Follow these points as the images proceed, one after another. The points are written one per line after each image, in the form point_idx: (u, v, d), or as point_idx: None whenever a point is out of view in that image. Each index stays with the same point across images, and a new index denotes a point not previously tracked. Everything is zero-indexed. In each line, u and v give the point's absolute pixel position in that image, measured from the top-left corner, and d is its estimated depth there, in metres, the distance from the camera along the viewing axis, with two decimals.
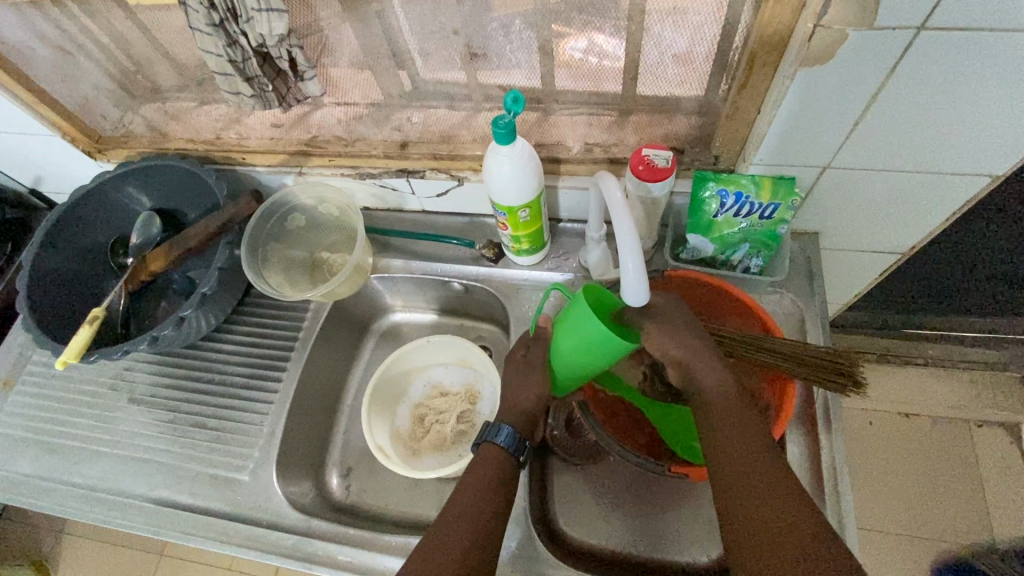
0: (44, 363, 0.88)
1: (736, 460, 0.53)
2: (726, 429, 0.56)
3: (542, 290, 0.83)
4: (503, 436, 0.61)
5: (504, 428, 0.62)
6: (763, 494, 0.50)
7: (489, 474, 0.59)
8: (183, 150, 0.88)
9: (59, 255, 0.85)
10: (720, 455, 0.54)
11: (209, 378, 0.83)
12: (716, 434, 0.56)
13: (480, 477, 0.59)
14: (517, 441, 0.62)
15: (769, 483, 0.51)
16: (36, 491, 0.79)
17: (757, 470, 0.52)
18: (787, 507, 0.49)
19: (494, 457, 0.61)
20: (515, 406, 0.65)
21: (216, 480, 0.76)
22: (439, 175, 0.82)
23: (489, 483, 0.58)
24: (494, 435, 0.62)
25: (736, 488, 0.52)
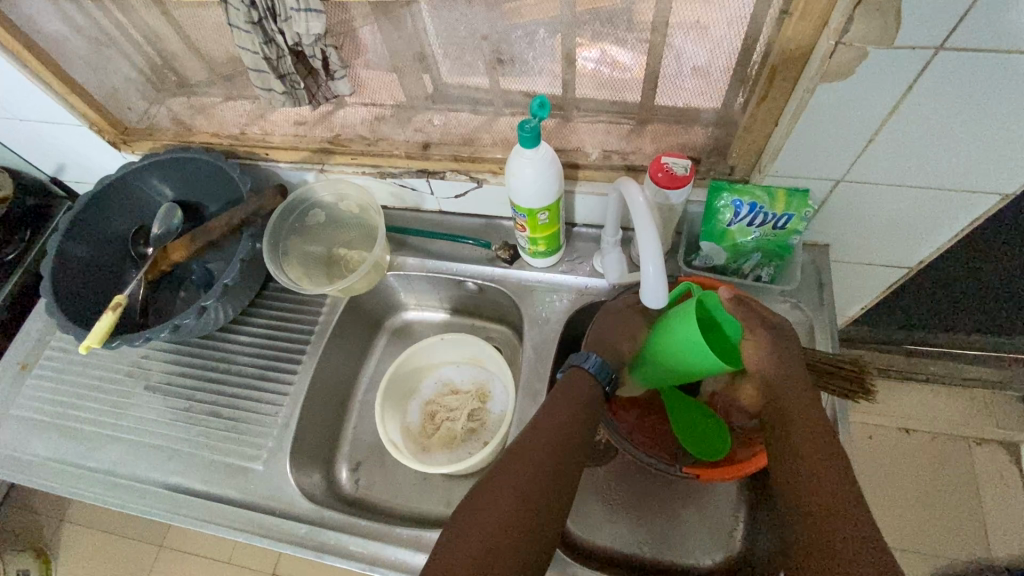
0: (62, 348, 0.90)
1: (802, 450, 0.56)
2: (794, 414, 0.59)
3: (555, 292, 0.85)
4: (591, 363, 0.66)
5: (593, 356, 0.67)
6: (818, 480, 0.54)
7: (570, 407, 0.63)
8: (206, 143, 0.89)
9: (83, 242, 0.86)
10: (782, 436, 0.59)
11: (225, 368, 0.84)
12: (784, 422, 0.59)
13: (565, 404, 0.63)
14: (605, 370, 0.66)
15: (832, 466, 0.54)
16: (51, 472, 0.80)
17: (820, 453, 0.55)
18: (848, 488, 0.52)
19: (581, 383, 0.66)
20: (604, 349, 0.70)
21: (230, 468, 0.77)
22: (459, 176, 0.83)
23: (568, 411, 0.62)
24: (582, 361, 0.67)
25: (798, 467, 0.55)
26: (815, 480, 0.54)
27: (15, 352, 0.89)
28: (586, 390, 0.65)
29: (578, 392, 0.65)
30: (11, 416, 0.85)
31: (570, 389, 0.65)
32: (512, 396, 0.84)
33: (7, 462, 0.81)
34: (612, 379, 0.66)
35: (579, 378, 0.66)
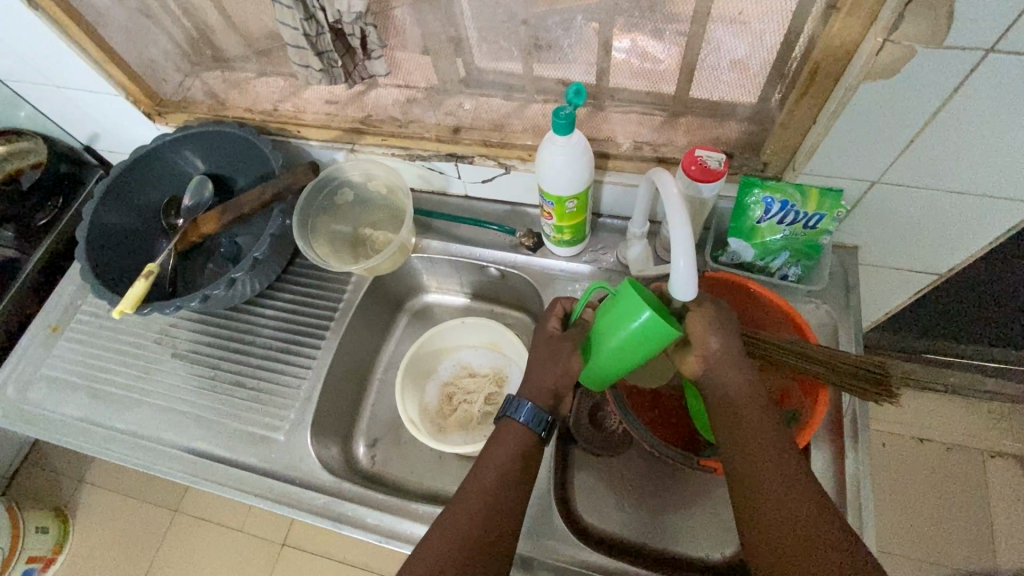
0: (92, 312, 0.92)
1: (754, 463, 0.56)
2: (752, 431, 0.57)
3: (577, 282, 0.85)
4: (523, 412, 0.63)
5: (525, 404, 0.63)
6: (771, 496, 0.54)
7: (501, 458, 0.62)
8: (239, 118, 0.90)
9: (117, 210, 0.88)
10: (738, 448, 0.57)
11: (251, 340, 0.86)
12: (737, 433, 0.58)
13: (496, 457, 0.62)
14: (539, 417, 0.63)
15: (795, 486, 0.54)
16: (79, 431, 0.82)
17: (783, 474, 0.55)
18: (812, 513, 0.52)
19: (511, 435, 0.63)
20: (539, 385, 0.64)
21: (252, 436, 0.79)
22: (487, 162, 0.82)
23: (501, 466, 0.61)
24: (515, 412, 0.63)
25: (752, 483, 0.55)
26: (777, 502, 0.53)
27: (48, 313, 0.92)
28: (517, 442, 0.62)
29: (509, 445, 0.62)
30: (42, 376, 0.87)
31: (499, 441, 0.63)
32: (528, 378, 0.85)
33: (37, 420, 0.84)
34: (547, 424, 0.63)
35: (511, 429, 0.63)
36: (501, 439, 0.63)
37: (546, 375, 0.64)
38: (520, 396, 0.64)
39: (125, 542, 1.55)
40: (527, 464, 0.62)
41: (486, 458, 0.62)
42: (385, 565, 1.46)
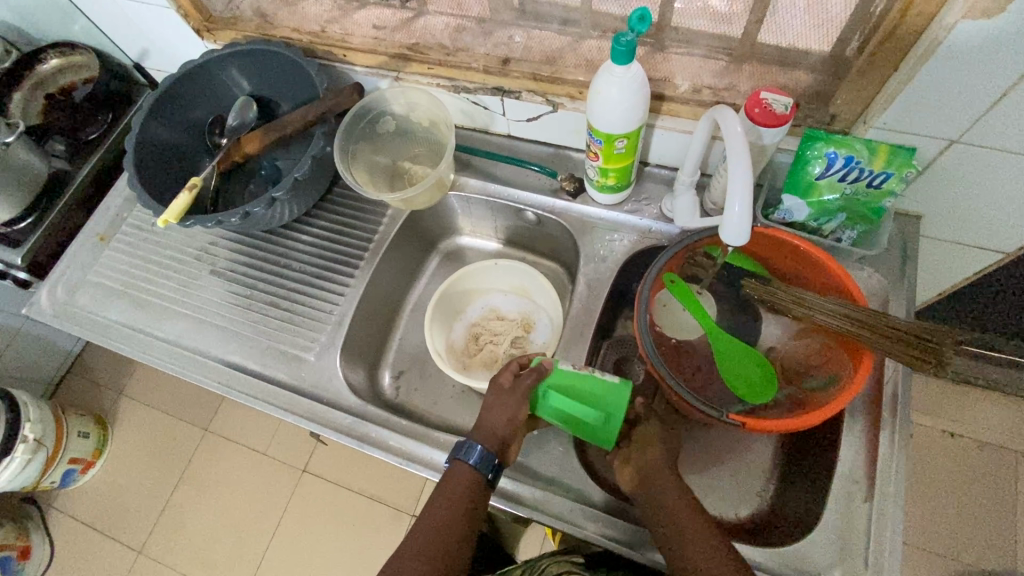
0: (138, 225, 0.94)
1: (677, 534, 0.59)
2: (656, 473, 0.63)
3: (616, 232, 0.82)
4: (474, 457, 0.64)
5: (475, 448, 0.64)
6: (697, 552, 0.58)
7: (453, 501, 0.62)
8: (287, 38, 0.88)
9: (165, 125, 0.89)
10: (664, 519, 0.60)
11: (286, 263, 0.87)
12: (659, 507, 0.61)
13: (446, 505, 0.62)
14: (488, 462, 0.64)
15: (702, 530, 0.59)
16: (122, 337, 0.85)
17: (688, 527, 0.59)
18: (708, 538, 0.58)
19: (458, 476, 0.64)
20: (489, 429, 0.66)
21: (284, 354, 0.81)
22: (535, 98, 0.79)
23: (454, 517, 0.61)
24: (466, 455, 0.64)
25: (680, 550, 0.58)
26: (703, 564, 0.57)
27: (95, 223, 0.95)
28: (467, 487, 0.63)
29: (458, 491, 0.63)
30: (89, 281, 0.90)
31: (450, 484, 0.63)
32: (558, 314, 0.84)
33: (83, 322, 0.87)
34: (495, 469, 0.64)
35: (459, 473, 0.64)
36: (453, 482, 0.64)
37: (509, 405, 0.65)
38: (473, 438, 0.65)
39: (158, 453, 1.65)
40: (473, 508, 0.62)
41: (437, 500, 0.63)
42: (398, 500, 1.51)
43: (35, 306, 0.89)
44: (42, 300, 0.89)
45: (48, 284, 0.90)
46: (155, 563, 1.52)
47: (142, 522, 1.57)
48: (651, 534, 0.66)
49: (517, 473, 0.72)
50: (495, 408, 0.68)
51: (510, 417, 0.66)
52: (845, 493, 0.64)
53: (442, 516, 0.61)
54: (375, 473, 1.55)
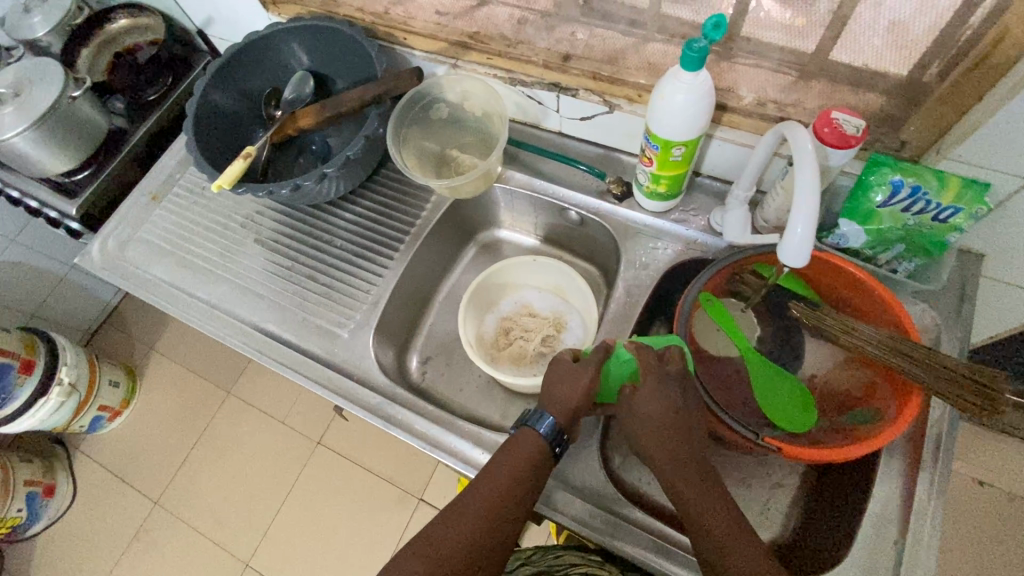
0: (189, 188, 0.97)
1: (694, 508, 0.58)
2: (682, 475, 0.59)
3: (659, 240, 0.81)
4: (544, 427, 0.63)
5: (547, 419, 0.63)
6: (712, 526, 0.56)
7: (518, 471, 0.61)
8: (350, 17, 0.89)
9: (224, 92, 0.90)
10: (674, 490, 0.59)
11: (328, 240, 0.88)
12: (669, 479, 0.60)
13: (511, 470, 0.61)
14: (556, 434, 0.63)
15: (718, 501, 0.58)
16: (166, 295, 0.88)
17: (706, 495, 0.58)
18: (726, 517, 0.57)
19: (524, 441, 0.63)
20: (562, 404, 0.63)
21: (319, 328, 0.82)
22: (592, 97, 0.79)
23: (519, 481, 0.61)
24: (537, 424, 0.63)
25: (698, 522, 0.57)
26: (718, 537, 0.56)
27: (149, 182, 0.97)
28: (535, 454, 0.62)
29: (525, 458, 0.62)
30: (139, 238, 0.93)
31: (517, 450, 0.62)
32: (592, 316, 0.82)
33: (130, 277, 0.90)
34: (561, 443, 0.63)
35: (528, 442, 0.63)
36: (518, 448, 0.63)
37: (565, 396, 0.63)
38: (545, 408, 0.64)
39: (182, 409, 1.70)
40: (538, 476, 0.62)
41: (502, 464, 0.62)
42: (407, 482, 1.53)
43: (86, 257, 0.91)
44: (92, 252, 0.92)
45: (100, 236, 0.93)
46: (170, 515, 1.57)
47: (162, 473, 1.63)
48: (669, 548, 0.66)
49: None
50: (566, 382, 0.64)
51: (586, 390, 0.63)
52: (875, 532, 0.62)
53: (504, 482, 0.60)
54: (388, 454, 1.57)
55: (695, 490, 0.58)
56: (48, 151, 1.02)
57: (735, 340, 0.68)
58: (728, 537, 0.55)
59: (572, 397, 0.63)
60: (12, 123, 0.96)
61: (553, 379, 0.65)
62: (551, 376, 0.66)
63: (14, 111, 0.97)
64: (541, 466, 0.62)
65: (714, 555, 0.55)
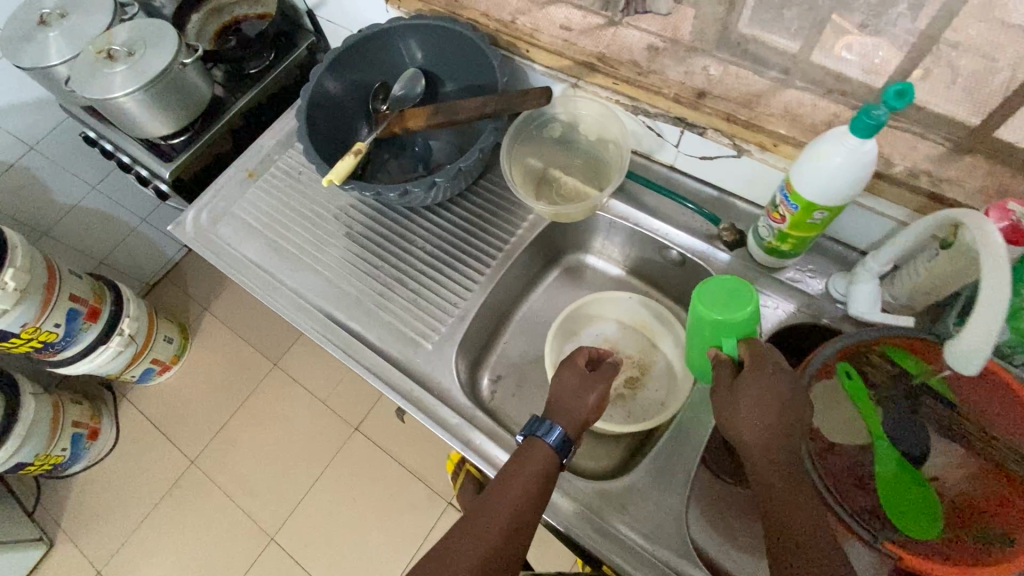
0: (285, 171, 0.96)
1: (782, 504, 0.55)
2: (766, 465, 0.57)
3: (766, 297, 0.77)
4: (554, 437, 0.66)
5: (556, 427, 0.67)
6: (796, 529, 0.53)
7: (530, 477, 0.62)
8: (473, 20, 0.86)
9: (337, 81, 0.89)
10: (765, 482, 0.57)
11: (419, 244, 0.87)
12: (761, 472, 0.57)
13: (524, 474, 0.63)
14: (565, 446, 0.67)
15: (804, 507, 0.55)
16: (254, 276, 0.88)
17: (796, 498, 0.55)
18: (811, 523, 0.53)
19: (535, 452, 0.65)
20: (571, 415, 0.69)
21: (403, 336, 0.81)
22: (720, 138, 0.75)
23: (532, 488, 0.62)
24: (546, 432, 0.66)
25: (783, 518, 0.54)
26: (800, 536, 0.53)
27: (246, 158, 0.97)
28: (546, 462, 0.64)
29: (538, 464, 0.64)
30: (232, 214, 0.93)
31: (529, 458, 0.64)
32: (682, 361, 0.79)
33: (220, 252, 0.90)
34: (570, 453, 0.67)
35: (538, 449, 0.65)
36: (530, 456, 0.65)
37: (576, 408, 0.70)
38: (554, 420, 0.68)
39: (227, 374, 1.73)
40: (548, 484, 0.63)
41: (515, 472, 0.63)
42: (437, 483, 1.52)
43: (179, 226, 0.92)
44: (185, 222, 0.92)
45: (195, 207, 0.93)
46: (203, 476, 1.61)
47: (201, 434, 1.66)
48: None
49: (612, 523, 0.69)
50: (578, 393, 0.71)
51: (595, 402, 0.71)
52: None
53: (520, 490, 0.61)
54: (422, 450, 1.57)
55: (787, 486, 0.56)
56: (151, 113, 1.02)
57: (864, 421, 0.64)
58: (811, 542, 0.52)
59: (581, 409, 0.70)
60: (123, 82, 0.97)
61: (565, 389, 0.71)
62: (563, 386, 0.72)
63: (126, 70, 0.98)
64: (550, 474, 0.64)
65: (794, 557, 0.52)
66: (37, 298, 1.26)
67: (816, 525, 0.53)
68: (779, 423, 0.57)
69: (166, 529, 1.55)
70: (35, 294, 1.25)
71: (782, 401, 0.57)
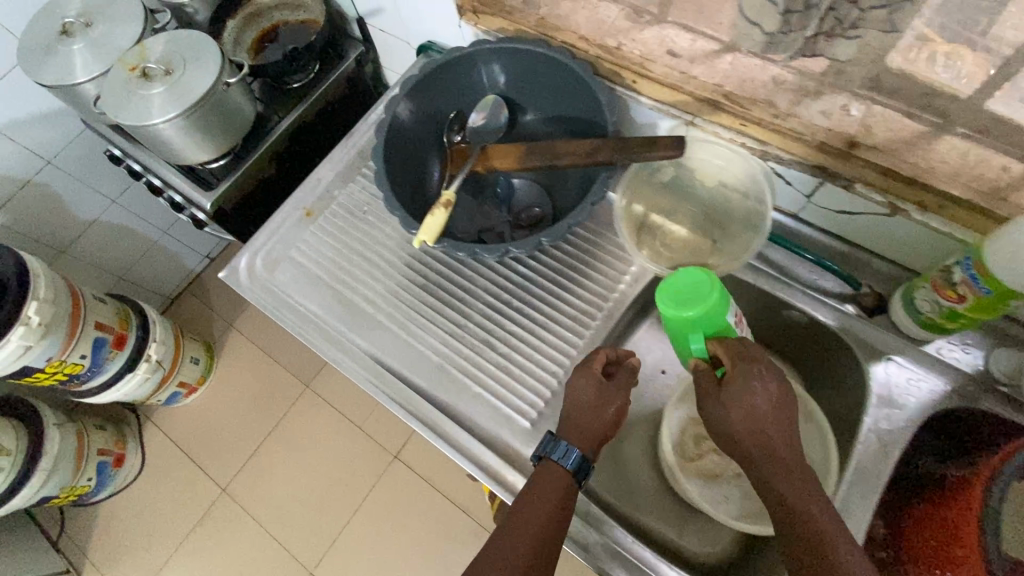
0: (347, 209, 0.86)
1: (811, 509, 0.51)
2: (772, 467, 0.54)
3: (914, 372, 0.68)
4: (570, 460, 0.61)
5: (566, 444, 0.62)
6: (826, 540, 0.49)
7: (544, 508, 0.58)
8: (570, 45, 0.76)
9: (412, 113, 0.79)
10: (773, 483, 0.53)
11: (507, 301, 0.78)
12: (768, 468, 0.54)
13: (538, 506, 0.58)
14: (582, 465, 0.62)
15: (837, 523, 0.50)
16: (321, 335, 0.79)
17: (820, 503, 0.51)
18: (845, 535, 0.49)
19: (549, 474, 0.61)
20: (588, 432, 0.64)
21: (497, 410, 0.72)
22: (871, 194, 0.64)
23: (544, 522, 0.57)
24: (560, 456, 0.61)
25: (812, 531, 0.50)
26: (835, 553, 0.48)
27: (303, 194, 0.87)
28: (561, 490, 0.60)
29: (553, 492, 0.60)
30: (291, 259, 0.83)
31: (541, 485, 0.60)
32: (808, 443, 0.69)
33: (280, 304, 0.80)
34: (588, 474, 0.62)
35: (551, 472, 0.61)
36: (542, 483, 0.61)
37: (585, 419, 0.64)
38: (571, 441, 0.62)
39: (257, 396, 1.65)
40: (564, 513, 0.59)
41: (527, 504, 0.59)
42: (484, 516, 1.45)
43: (232, 273, 0.82)
44: (239, 268, 0.82)
45: (249, 251, 0.83)
46: (236, 505, 1.53)
47: (233, 460, 1.58)
48: None
49: None
50: (593, 406, 0.65)
51: (608, 416, 0.65)
52: None
53: (532, 522, 0.57)
54: (467, 480, 1.50)
55: (806, 487, 0.52)
56: (193, 140, 0.92)
57: None
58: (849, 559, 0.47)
59: (596, 423, 0.64)
60: (162, 107, 0.86)
61: (576, 402, 0.65)
62: (575, 398, 0.65)
63: (165, 92, 0.87)
64: (566, 502, 0.60)
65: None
66: (61, 331, 1.16)
67: (845, 529, 0.50)
68: (789, 424, 0.56)
69: (200, 561, 1.49)
70: (59, 327, 1.15)
71: (773, 399, 0.56)
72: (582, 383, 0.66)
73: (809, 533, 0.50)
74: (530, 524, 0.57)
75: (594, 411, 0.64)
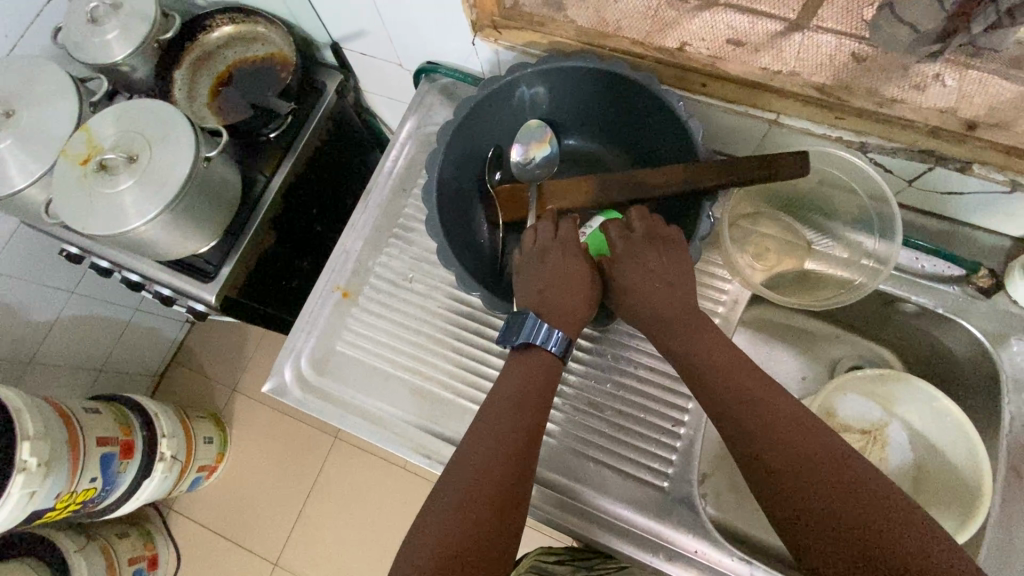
0: (388, 282, 0.75)
1: (745, 382, 0.55)
2: (704, 362, 0.58)
3: None
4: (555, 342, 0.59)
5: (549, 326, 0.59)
6: (764, 402, 0.53)
7: (523, 393, 0.57)
8: (619, 52, 0.65)
9: (450, 163, 0.68)
10: (712, 372, 0.57)
11: (601, 353, 0.72)
12: (702, 353, 0.58)
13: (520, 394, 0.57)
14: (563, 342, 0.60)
15: (777, 396, 0.54)
16: (401, 434, 0.69)
17: (749, 374, 0.56)
18: (777, 395, 0.54)
19: (533, 361, 0.59)
20: (568, 309, 0.61)
21: (627, 478, 0.67)
22: (991, 176, 0.58)
23: (527, 408, 0.56)
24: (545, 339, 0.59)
25: (752, 403, 0.54)
26: (773, 419, 0.52)
27: (335, 274, 0.76)
28: (544, 371, 0.59)
29: (535, 378, 0.58)
30: (341, 352, 0.73)
31: (521, 371, 0.58)
32: (948, 441, 0.69)
33: (346, 408, 0.71)
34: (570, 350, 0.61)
35: (530, 359, 0.59)
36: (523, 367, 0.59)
37: (566, 296, 0.61)
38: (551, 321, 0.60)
39: (284, 457, 1.53)
40: (546, 390, 0.58)
41: (500, 390, 0.58)
42: None
43: (281, 384, 0.72)
44: (286, 377, 0.72)
45: (290, 355, 0.73)
46: None
47: (277, 530, 1.48)
48: None
49: None
50: (568, 282, 0.62)
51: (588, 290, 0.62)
52: None
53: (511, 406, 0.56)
54: None
55: (733, 363, 0.57)
56: (180, 233, 0.77)
57: None
58: (786, 418, 0.52)
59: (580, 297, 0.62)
60: (139, 207, 0.70)
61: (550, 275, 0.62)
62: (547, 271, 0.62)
63: (135, 186, 0.71)
64: (546, 384, 0.59)
65: (777, 439, 0.51)
66: (63, 463, 1.01)
67: (775, 389, 0.55)
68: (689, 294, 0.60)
69: None
70: (60, 460, 1.00)
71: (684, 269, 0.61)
72: (556, 257, 0.62)
73: (752, 411, 0.53)
74: (512, 414, 0.56)
75: (563, 290, 0.61)
